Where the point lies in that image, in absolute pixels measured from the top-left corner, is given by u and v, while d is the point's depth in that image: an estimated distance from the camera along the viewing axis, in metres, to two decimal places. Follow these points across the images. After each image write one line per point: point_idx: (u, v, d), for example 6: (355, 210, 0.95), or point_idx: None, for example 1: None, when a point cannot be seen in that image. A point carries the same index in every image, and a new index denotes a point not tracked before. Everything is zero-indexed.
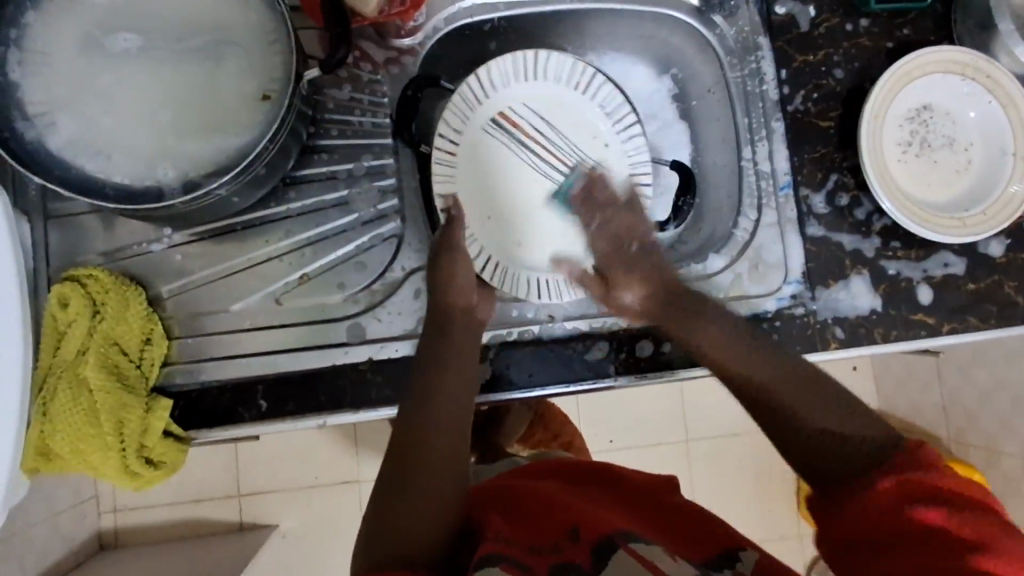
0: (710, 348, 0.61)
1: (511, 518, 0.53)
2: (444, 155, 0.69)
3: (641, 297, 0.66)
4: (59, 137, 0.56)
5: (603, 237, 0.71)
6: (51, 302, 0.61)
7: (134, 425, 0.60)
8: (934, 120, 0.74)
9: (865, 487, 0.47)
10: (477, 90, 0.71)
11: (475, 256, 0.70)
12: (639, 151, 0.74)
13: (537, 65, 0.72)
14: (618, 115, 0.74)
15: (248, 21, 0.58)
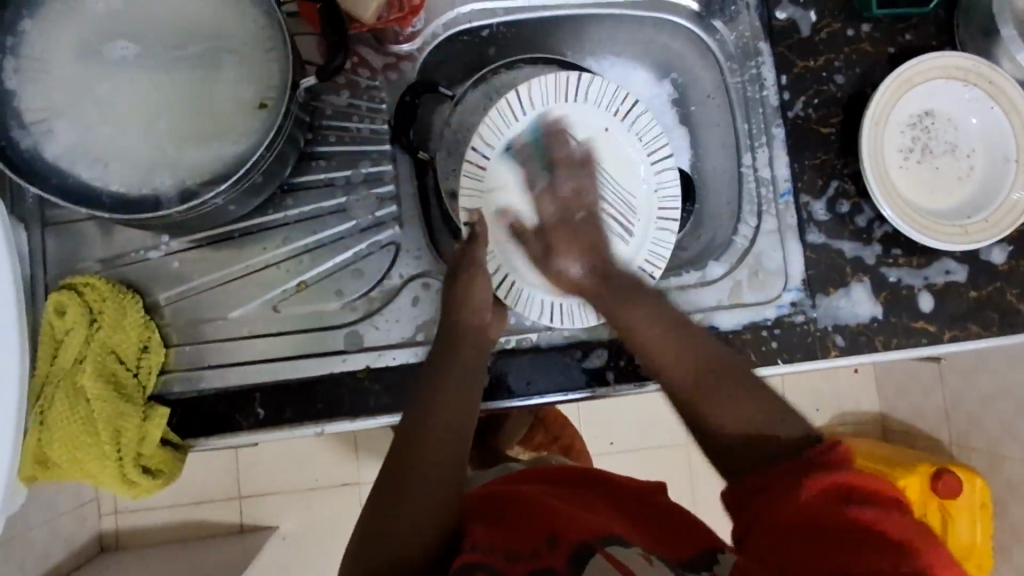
0: (644, 334, 0.60)
1: (490, 520, 0.52)
2: (473, 169, 0.65)
3: (585, 269, 0.64)
4: (56, 146, 0.55)
5: (550, 198, 0.67)
6: (48, 310, 0.60)
7: (132, 434, 0.60)
8: (936, 126, 0.73)
9: (796, 489, 0.46)
10: (513, 107, 0.66)
11: (494, 272, 0.65)
12: (673, 183, 0.68)
13: (579, 87, 0.67)
14: (655, 144, 0.68)
15: (245, 29, 0.57)
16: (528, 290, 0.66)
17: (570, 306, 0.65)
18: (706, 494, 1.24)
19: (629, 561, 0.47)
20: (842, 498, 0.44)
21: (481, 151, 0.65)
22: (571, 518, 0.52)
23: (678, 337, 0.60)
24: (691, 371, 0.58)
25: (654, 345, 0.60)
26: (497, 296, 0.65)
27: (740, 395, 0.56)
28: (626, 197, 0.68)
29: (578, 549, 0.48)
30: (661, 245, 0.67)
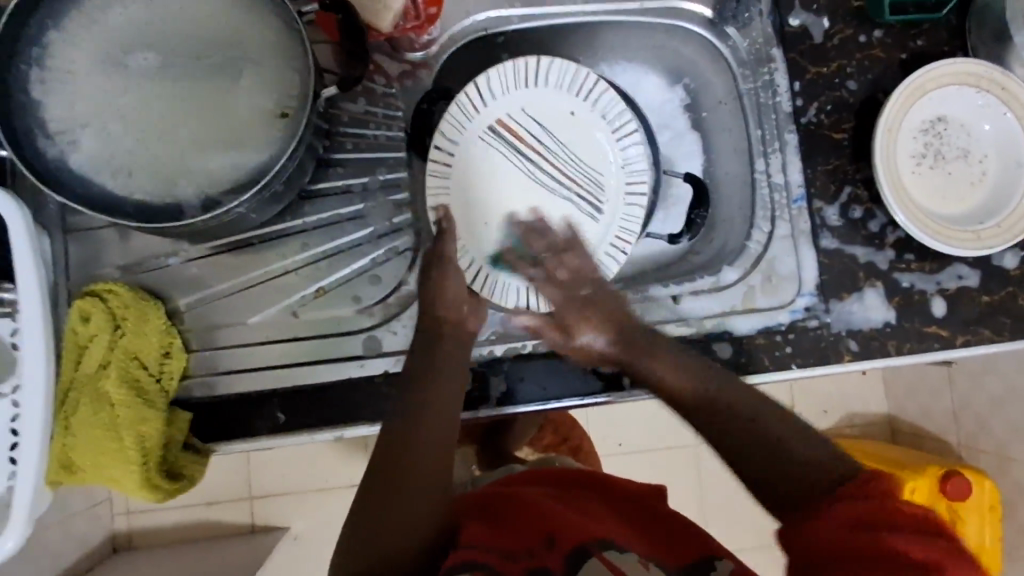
0: (665, 376, 0.61)
1: (488, 520, 0.52)
2: (438, 166, 0.67)
3: (604, 341, 0.65)
4: (80, 156, 0.56)
5: (554, 286, 0.67)
6: (73, 317, 0.62)
7: (156, 440, 0.61)
8: (949, 131, 0.73)
9: (830, 512, 0.46)
10: (473, 99, 0.68)
11: (465, 266, 0.68)
12: (638, 161, 0.71)
13: (538, 73, 0.69)
14: (620, 123, 0.71)
15: (265, 39, 0.58)
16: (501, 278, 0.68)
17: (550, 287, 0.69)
18: (716, 495, 1.24)
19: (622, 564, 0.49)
20: (863, 526, 0.44)
21: (446, 147, 0.68)
22: (572, 524, 0.52)
23: (698, 372, 0.60)
24: (724, 397, 0.58)
25: (684, 389, 0.60)
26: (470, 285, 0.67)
27: (762, 424, 0.55)
28: (593, 173, 0.71)
29: (577, 551, 0.49)
30: (631, 220, 0.71)
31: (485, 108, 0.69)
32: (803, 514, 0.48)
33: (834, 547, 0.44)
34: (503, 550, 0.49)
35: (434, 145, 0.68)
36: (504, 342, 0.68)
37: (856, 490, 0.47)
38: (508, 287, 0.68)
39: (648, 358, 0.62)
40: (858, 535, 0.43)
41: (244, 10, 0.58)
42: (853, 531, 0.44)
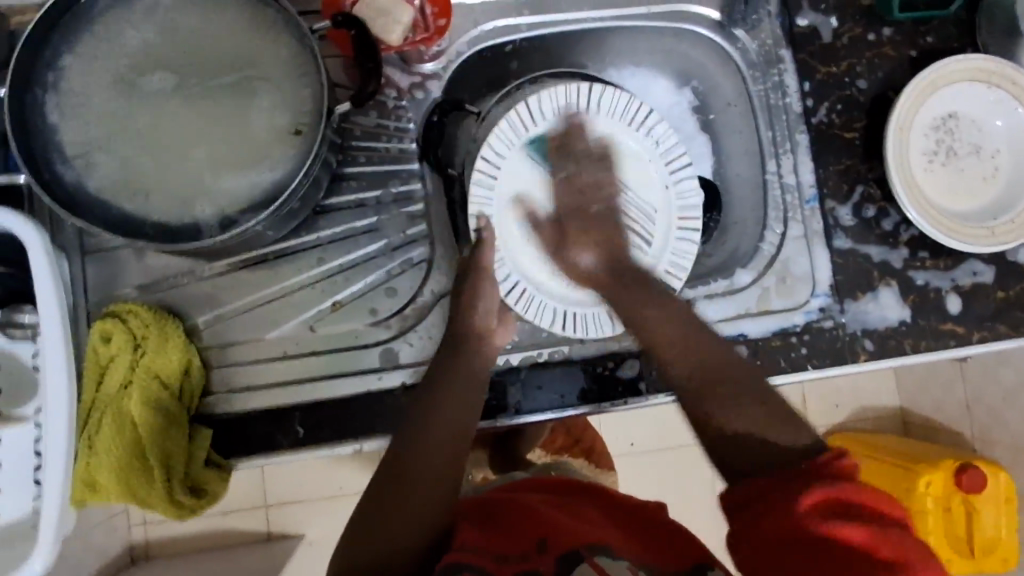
0: (650, 326, 0.60)
1: (479, 522, 0.53)
2: (485, 177, 0.65)
3: (595, 261, 0.65)
4: (98, 178, 0.57)
5: (567, 187, 0.67)
6: (94, 337, 0.62)
7: (179, 458, 0.62)
8: (960, 128, 0.73)
9: (784, 495, 0.43)
10: (526, 116, 0.65)
11: (503, 278, 0.65)
12: (692, 193, 0.69)
13: (594, 99, 0.66)
14: (674, 155, 0.69)
15: (278, 57, 0.58)
16: (541, 297, 0.66)
17: (587, 316, 0.66)
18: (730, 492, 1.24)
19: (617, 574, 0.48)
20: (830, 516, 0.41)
21: (492, 159, 0.65)
22: (569, 527, 0.53)
23: (686, 328, 0.59)
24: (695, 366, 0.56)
25: (671, 341, 0.59)
26: (501, 297, 0.65)
27: (744, 398, 0.53)
28: (644, 206, 0.68)
29: (567, 555, 0.50)
30: (682, 255, 0.68)
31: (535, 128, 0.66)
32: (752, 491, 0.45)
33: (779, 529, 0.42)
34: (498, 554, 0.49)
35: (480, 157, 0.65)
36: (521, 350, 0.69)
37: (812, 470, 0.44)
38: (544, 307, 0.66)
39: (631, 296, 0.63)
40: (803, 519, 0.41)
41: (257, 29, 0.59)
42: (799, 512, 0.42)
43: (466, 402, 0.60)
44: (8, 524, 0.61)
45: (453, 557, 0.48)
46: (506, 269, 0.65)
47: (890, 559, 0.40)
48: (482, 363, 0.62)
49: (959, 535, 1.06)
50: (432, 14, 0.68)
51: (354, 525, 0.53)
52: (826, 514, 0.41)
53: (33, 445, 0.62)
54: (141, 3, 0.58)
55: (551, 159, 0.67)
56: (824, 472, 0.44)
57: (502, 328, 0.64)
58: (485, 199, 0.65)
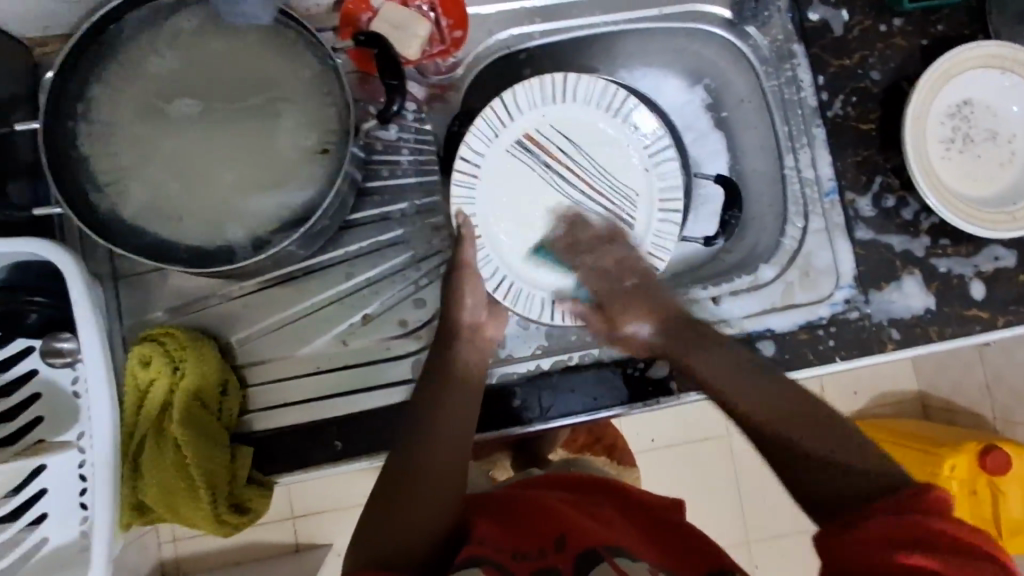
0: (700, 370, 0.61)
1: (501, 521, 0.54)
2: (467, 176, 0.68)
3: (650, 330, 0.67)
4: (131, 206, 0.58)
5: (596, 274, 0.69)
6: (133, 362, 0.63)
7: (223, 477, 0.63)
8: (975, 114, 0.74)
9: (864, 527, 0.42)
10: (503, 112, 0.68)
11: (488, 275, 0.68)
12: (674, 177, 0.72)
13: (566, 88, 0.70)
14: (655, 141, 0.72)
15: (302, 78, 0.60)
16: (527, 290, 0.69)
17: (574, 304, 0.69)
18: None
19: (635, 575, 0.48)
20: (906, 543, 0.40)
21: (473, 159, 0.68)
22: (584, 523, 0.53)
23: (742, 374, 0.59)
24: (773, 405, 0.54)
25: (731, 376, 0.59)
26: (489, 292, 0.68)
27: (813, 428, 0.51)
28: (625, 191, 0.71)
29: (584, 553, 0.50)
30: (665, 235, 0.71)
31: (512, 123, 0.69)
32: (838, 525, 0.44)
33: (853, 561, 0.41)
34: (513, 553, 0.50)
35: (461, 155, 0.68)
36: (550, 355, 0.70)
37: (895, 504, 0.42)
38: (532, 297, 0.69)
39: (693, 350, 0.63)
40: (879, 556, 0.40)
41: (280, 53, 0.60)
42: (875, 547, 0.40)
43: (471, 405, 0.61)
44: (56, 548, 0.60)
45: (469, 551, 0.50)
46: (492, 266, 0.69)
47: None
48: (478, 357, 0.64)
49: (985, 514, 1.06)
50: (446, 26, 0.69)
51: (362, 521, 0.54)
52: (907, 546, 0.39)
53: (75, 468, 0.61)
54: (165, 31, 0.59)
55: (530, 152, 0.70)
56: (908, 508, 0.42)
57: (494, 322, 0.68)
58: (468, 198, 0.68)
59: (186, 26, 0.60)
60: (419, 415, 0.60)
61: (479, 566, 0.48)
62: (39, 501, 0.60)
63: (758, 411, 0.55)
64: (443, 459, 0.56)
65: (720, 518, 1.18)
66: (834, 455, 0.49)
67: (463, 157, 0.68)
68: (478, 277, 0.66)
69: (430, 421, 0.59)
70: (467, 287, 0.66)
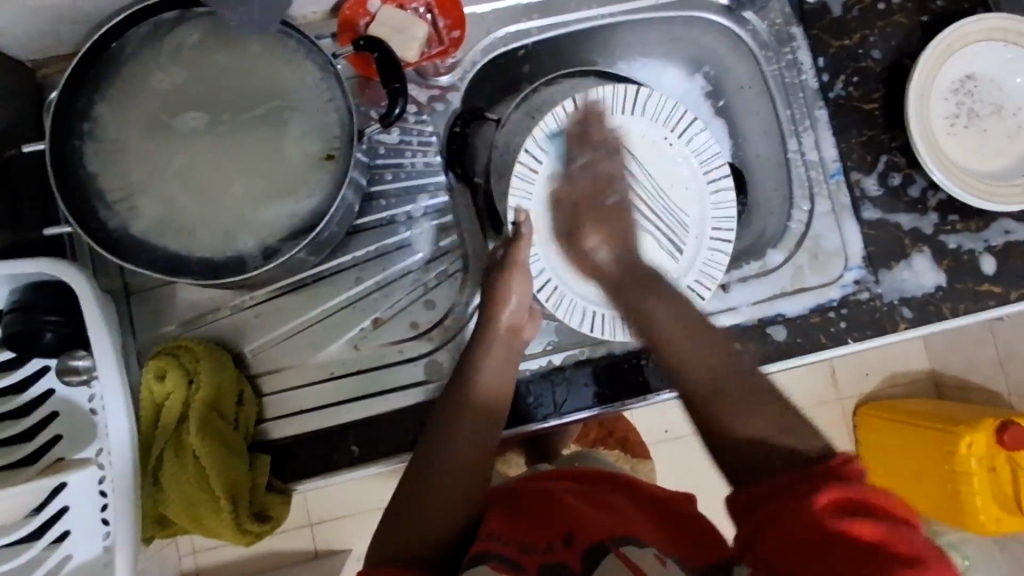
0: (658, 316, 0.59)
1: (514, 509, 0.54)
2: (527, 173, 0.65)
3: (608, 250, 0.62)
4: (141, 221, 0.58)
5: (586, 176, 0.64)
6: (149, 376, 0.63)
7: (245, 485, 0.63)
8: (979, 88, 0.73)
9: (797, 498, 0.43)
10: (572, 114, 0.66)
11: (536, 275, 0.66)
12: (727, 204, 0.69)
13: (638, 103, 0.67)
14: (714, 165, 0.69)
15: (305, 85, 0.60)
16: (574, 298, 0.67)
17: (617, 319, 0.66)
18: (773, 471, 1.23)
19: (645, 564, 0.48)
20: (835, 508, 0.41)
21: (534, 155, 0.65)
22: (593, 515, 0.53)
23: (696, 329, 0.57)
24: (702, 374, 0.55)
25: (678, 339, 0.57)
26: (534, 291, 0.66)
27: (752, 403, 0.52)
28: (681, 215, 0.68)
29: (596, 546, 0.49)
30: (714, 265, 0.68)
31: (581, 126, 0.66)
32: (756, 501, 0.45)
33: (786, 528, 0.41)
34: (520, 542, 0.50)
35: (523, 151, 0.65)
36: (562, 350, 0.70)
37: (816, 475, 0.45)
38: (576, 306, 0.67)
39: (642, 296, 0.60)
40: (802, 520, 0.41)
41: (282, 62, 0.60)
42: (810, 509, 0.41)
43: (492, 406, 0.61)
44: (83, 563, 0.60)
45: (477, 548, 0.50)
46: (541, 267, 0.66)
47: (907, 556, 0.38)
48: (507, 361, 0.63)
49: (1006, 493, 1.02)
50: (444, 27, 0.69)
51: (385, 521, 0.55)
52: (838, 510, 0.41)
53: (96, 485, 0.61)
54: (166, 45, 0.60)
55: None
56: (829, 478, 0.44)
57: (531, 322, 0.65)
58: (523, 195, 0.65)
59: (187, 40, 0.60)
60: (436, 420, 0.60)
61: (486, 563, 0.48)
62: (61, 519, 0.60)
63: (694, 364, 0.55)
64: (462, 460, 0.57)
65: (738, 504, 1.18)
66: (770, 431, 0.50)
67: (525, 154, 0.65)
68: (526, 275, 0.63)
69: (446, 427, 0.59)
70: (514, 286, 0.62)
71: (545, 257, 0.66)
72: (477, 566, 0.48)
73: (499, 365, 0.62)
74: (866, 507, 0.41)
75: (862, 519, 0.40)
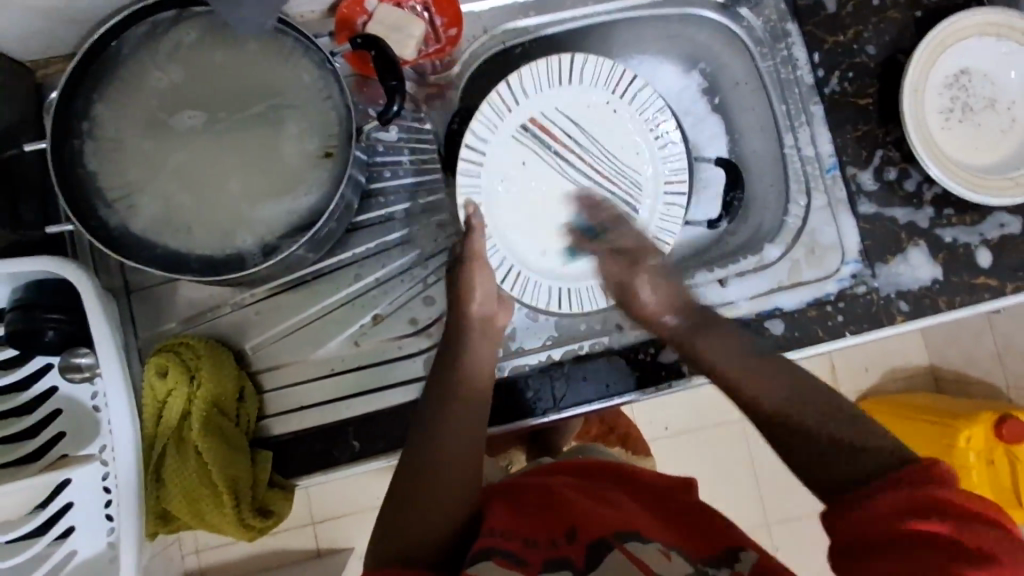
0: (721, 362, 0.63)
1: (515, 506, 0.55)
2: (473, 165, 0.69)
3: (670, 314, 0.67)
4: (141, 218, 0.58)
5: (614, 259, 0.71)
6: (151, 373, 0.63)
7: (246, 480, 0.64)
8: (974, 82, 0.74)
9: (874, 505, 0.43)
10: (508, 97, 0.69)
11: (497, 265, 0.70)
12: (679, 157, 0.73)
13: (572, 70, 0.70)
14: (660, 124, 0.72)
15: (303, 83, 0.61)
16: (535, 278, 0.71)
17: (580, 290, 0.71)
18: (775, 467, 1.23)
19: (650, 559, 0.48)
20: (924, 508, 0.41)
21: (477, 146, 0.69)
22: (594, 511, 0.53)
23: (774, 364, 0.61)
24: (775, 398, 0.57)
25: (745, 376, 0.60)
26: (498, 282, 0.70)
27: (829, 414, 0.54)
28: (631, 175, 0.73)
29: (597, 543, 0.50)
30: (671, 219, 0.73)
31: (518, 106, 0.70)
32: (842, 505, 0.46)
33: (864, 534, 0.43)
34: (523, 538, 0.50)
35: (466, 143, 0.68)
36: (561, 345, 0.70)
37: (902, 477, 0.44)
38: (540, 286, 0.71)
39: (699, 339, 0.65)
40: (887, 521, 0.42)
41: (280, 61, 0.61)
42: (889, 517, 0.42)
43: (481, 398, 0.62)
44: (88, 559, 0.61)
45: (481, 544, 0.49)
46: (500, 255, 0.70)
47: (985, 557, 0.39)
48: (489, 348, 0.65)
49: (1006, 486, 1.04)
50: (441, 25, 0.69)
51: (381, 522, 0.55)
52: (916, 513, 0.41)
53: (99, 482, 0.62)
54: (165, 44, 0.60)
55: (536, 135, 0.71)
56: (915, 478, 0.43)
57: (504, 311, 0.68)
58: (473, 187, 0.69)
59: (185, 39, 0.61)
60: (429, 410, 0.61)
61: (492, 558, 0.48)
62: (66, 515, 0.61)
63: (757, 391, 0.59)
64: (458, 451, 0.58)
65: (738, 500, 1.18)
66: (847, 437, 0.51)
67: (468, 145, 0.68)
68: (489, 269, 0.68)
69: (436, 421, 0.60)
70: (478, 278, 0.66)
71: (503, 244, 0.70)
72: (484, 562, 0.47)
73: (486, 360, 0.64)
74: (946, 507, 0.41)
75: (939, 521, 0.40)
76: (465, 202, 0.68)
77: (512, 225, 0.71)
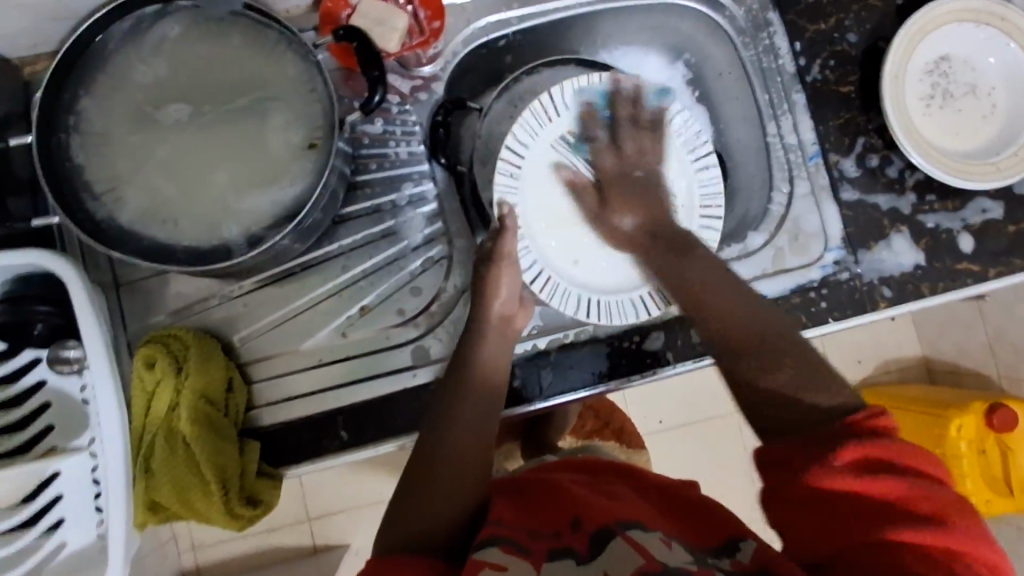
0: (692, 281, 0.60)
1: (521, 500, 0.54)
2: (509, 166, 0.66)
3: (640, 223, 0.66)
4: (125, 210, 0.59)
5: (612, 155, 0.68)
6: (138, 364, 0.64)
7: (233, 470, 0.64)
8: (954, 69, 0.74)
9: (817, 457, 0.45)
10: (550, 107, 0.66)
11: (526, 266, 0.65)
12: (714, 182, 0.68)
13: (614, 90, 0.67)
14: (699, 143, 0.68)
15: (286, 75, 0.61)
16: (565, 285, 0.66)
17: (611, 304, 0.66)
18: None
19: (650, 545, 0.47)
20: (874, 470, 0.43)
21: (517, 148, 0.66)
22: (600, 502, 0.53)
23: (737, 291, 0.59)
24: (733, 318, 0.56)
25: (711, 295, 0.59)
26: (526, 283, 0.65)
27: (794, 361, 0.52)
28: (669, 195, 0.67)
29: (601, 531, 0.49)
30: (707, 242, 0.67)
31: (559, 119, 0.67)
32: (789, 452, 0.46)
33: (809, 490, 0.44)
34: (528, 529, 0.50)
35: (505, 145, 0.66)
36: (547, 334, 0.70)
37: (838, 433, 0.46)
38: (569, 293, 0.65)
39: (682, 261, 0.62)
40: (834, 479, 0.43)
41: (263, 53, 0.61)
42: (828, 474, 0.43)
43: (491, 387, 0.61)
44: (76, 552, 0.62)
45: (487, 532, 0.50)
46: (531, 256, 0.65)
47: (925, 513, 0.42)
48: (507, 352, 0.63)
49: (995, 475, 1.03)
50: (425, 18, 0.70)
51: (388, 513, 0.55)
52: (856, 471, 0.43)
53: (90, 474, 0.62)
54: (150, 39, 0.61)
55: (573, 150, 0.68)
56: (855, 433, 0.45)
57: (523, 314, 0.66)
58: (510, 188, 0.66)
59: (169, 32, 0.61)
60: (439, 406, 0.60)
61: (498, 545, 0.48)
62: (55, 507, 0.60)
63: (727, 321, 0.57)
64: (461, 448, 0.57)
65: (732, 491, 1.18)
66: (799, 384, 0.51)
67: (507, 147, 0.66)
68: (514, 268, 0.64)
69: (446, 411, 0.59)
70: (505, 278, 0.63)
71: (535, 247, 0.66)
72: (487, 549, 0.48)
73: (499, 358, 0.63)
74: (888, 464, 0.43)
75: (882, 479, 0.42)
76: (498, 203, 0.65)
77: (547, 230, 0.67)
